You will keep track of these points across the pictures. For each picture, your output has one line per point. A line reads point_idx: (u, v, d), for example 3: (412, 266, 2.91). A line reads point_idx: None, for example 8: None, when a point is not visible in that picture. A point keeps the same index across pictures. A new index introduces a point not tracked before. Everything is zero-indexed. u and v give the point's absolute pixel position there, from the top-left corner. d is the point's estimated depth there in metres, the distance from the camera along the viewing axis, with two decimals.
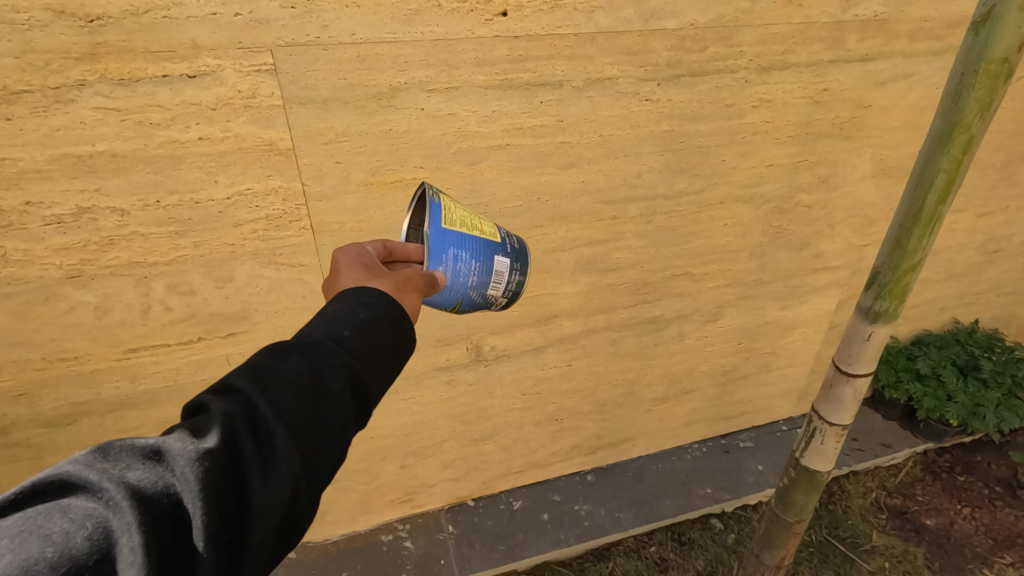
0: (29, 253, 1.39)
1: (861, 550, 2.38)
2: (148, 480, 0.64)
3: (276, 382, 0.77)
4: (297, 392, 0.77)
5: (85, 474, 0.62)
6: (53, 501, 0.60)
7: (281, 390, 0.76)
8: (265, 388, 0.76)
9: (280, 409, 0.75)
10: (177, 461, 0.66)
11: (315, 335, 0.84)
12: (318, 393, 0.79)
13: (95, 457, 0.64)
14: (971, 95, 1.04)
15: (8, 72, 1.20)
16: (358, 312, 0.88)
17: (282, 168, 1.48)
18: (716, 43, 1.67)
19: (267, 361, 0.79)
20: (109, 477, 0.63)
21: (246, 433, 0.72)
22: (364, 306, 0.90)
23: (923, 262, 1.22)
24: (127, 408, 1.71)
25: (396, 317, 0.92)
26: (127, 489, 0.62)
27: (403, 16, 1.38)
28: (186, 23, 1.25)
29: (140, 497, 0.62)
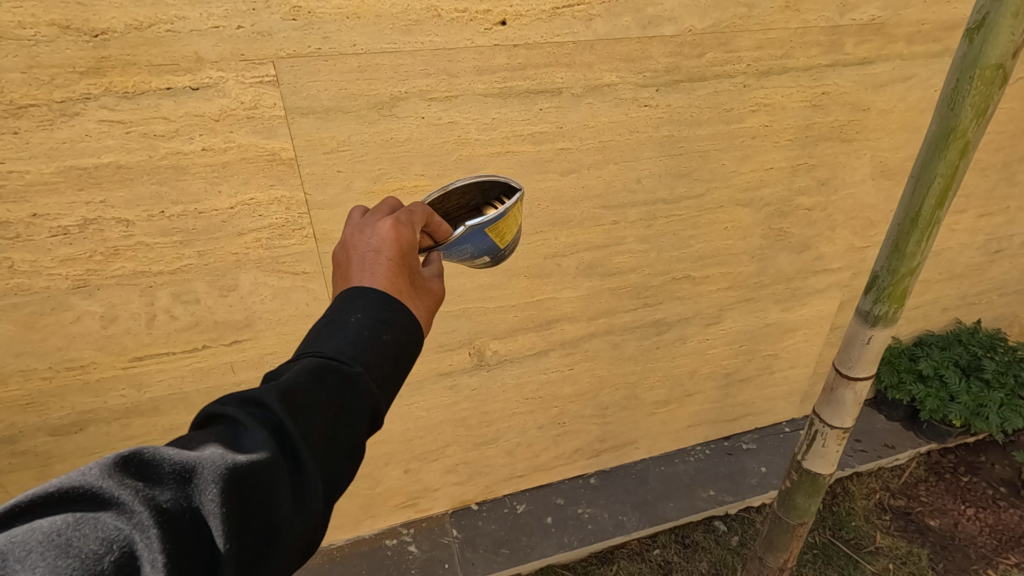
0: (36, 264, 1.41)
1: (865, 552, 2.38)
2: (177, 504, 0.65)
3: (306, 406, 0.76)
4: (323, 415, 0.77)
5: (116, 491, 0.63)
6: (82, 517, 0.61)
7: (308, 412, 0.76)
8: (296, 412, 0.75)
9: (307, 435, 0.75)
10: (205, 484, 0.66)
11: (341, 354, 0.83)
12: (343, 415, 0.79)
13: (125, 473, 0.65)
14: (966, 100, 1.05)
15: (15, 87, 1.21)
16: (382, 330, 0.87)
17: (285, 177, 1.49)
18: (714, 49, 1.68)
19: (297, 381, 0.78)
20: (140, 498, 0.63)
21: (276, 459, 0.72)
22: (389, 326, 0.88)
23: (922, 266, 1.23)
24: (133, 416, 1.73)
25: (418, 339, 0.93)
26: (157, 513, 0.63)
27: (403, 26, 1.39)
28: (189, 36, 1.27)
29: (168, 523, 0.63)
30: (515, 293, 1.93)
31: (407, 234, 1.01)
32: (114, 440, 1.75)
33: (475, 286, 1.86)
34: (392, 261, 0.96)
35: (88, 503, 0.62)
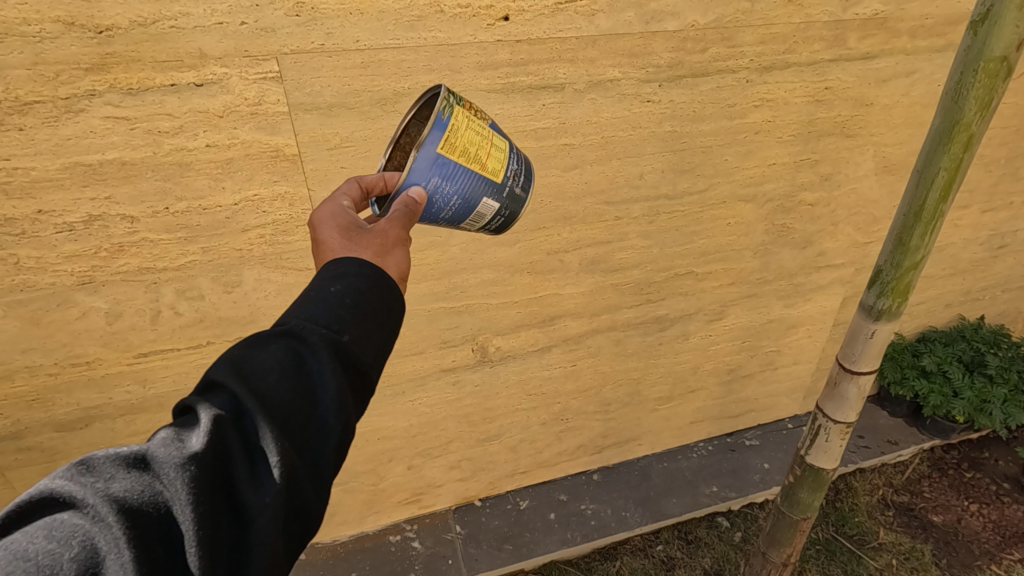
0: (42, 260, 1.41)
1: (868, 547, 2.38)
2: (134, 490, 0.66)
3: (256, 372, 0.78)
4: (276, 378, 0.78)
5: (71, 489, 0.65)
6: (43, 520, 0.63)
7: (260, 377, 0.78)
8: (243, 378, 0.77)
9: (261, 395, 0.76)
10: (160, 464, 0.68)
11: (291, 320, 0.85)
12: (299, 374, 0.80)
13: (82, 471, 0.67)
14: (970, 93, 1.04)
15: (20, 83, 1.22)
16: (329, 287, 0.89)
17: (289, 174, 1.50)
18: (717, 44, 1.68)
19: (242, 354, 0.80)
20: (94, 491, 0.65)
21: (231, 429, 0.73)
22: (337, 278, 0.90)
23: (925, 259, 1.23)
24: (138, 412, 1.74)
25: (375, 279, 0.93)
26: (112, 501, 0.64)
27: (406, 22, 1.40)
28: (192, 33, 1.27)
29: (127, 506, 0.65)
30: (518, 289, 1.93)
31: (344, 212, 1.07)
32: (119, 436, 1.76)
33: (478, 282, 1.86)
34: (324, 229, 1.01)
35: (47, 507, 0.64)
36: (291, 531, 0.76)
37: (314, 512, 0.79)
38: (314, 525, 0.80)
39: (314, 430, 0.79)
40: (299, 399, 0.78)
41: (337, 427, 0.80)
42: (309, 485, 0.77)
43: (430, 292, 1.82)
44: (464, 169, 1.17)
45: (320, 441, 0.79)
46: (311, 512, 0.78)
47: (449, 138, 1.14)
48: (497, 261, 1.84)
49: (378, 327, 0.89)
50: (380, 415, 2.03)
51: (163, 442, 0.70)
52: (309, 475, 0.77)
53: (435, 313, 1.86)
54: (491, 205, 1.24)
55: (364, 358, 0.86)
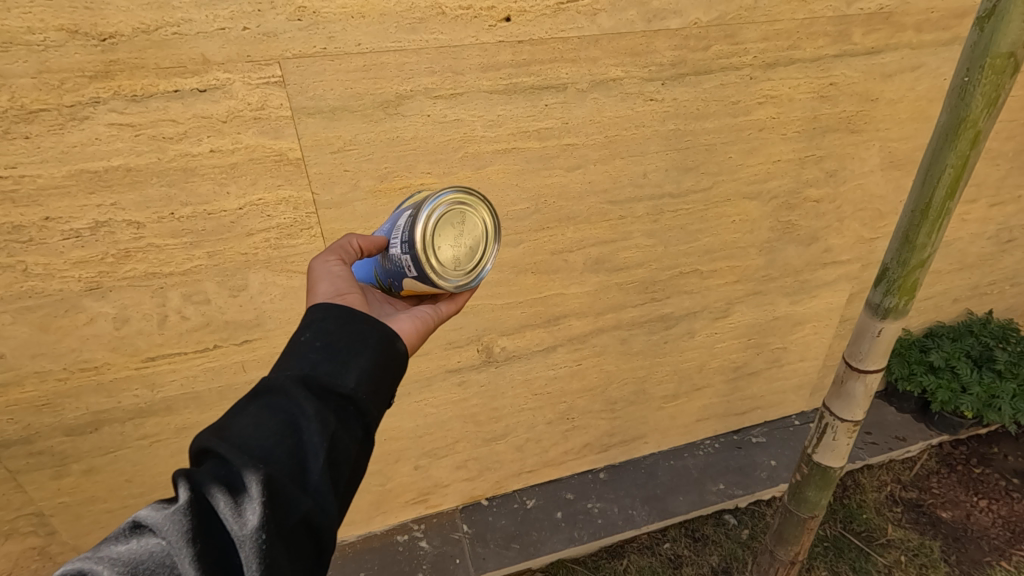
0: (50, 267, 1.43)
1: (876, 544, 2.37)
2: (134, 551, 0.72)
3: (231, 427, 0.84)
4: (248, 422, 0.84)
5: (79, 567, 0.71)
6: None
7: (235, 427, 0.84)
8: (220, 434, 0.83)
9: (238, 442, 0.81)
10: (151, 523, 0.74)
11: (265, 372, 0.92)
12: (273, 411, 0.85)
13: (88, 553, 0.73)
14: (977, 90, 1.04)
15: (25, 92, 1.23)
16: (299, 334, 0.96)
17: (293, 177, 1.50)
18: (720, 41, 1.67)
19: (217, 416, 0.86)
20: (99, 562, 0.71)
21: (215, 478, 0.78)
22: (307, 326, 0.98)
23: (932, 257, 1.22)
24: (146, 416, 1.75)
25: (344, 314, 0.99)
26: (112, 565, 0.71)
27: (408, 24, 1.40)
28: (195, 39, 1.28)
29: (128, 566, 0.70)
30: (523, 289, 1.93)
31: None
32: (128, 439, 1.78)
33: (482, 283, 1.86)
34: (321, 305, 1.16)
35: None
36: (302, 551, 0.80)
37: (320, 537, 0.82)
38: (330, 541, 0.83)
39: (297, 452, 0.83)
40: (276, 432, 0.83)
41: (323, 447, 0.84)
42: (309, 506, 0.80)
43: None
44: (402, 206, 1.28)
45: (310, 462, 0.83)
46: (319, 530, 0.81)
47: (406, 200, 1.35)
48: (502, 262, 1.84)
49: (354, 352, 0.95)
50: (386, 416, 2.04)
51: (153, 509, 0.76)
52: (306, 497, 0.81)
53: None
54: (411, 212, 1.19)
55: (344, 380, 0.91)
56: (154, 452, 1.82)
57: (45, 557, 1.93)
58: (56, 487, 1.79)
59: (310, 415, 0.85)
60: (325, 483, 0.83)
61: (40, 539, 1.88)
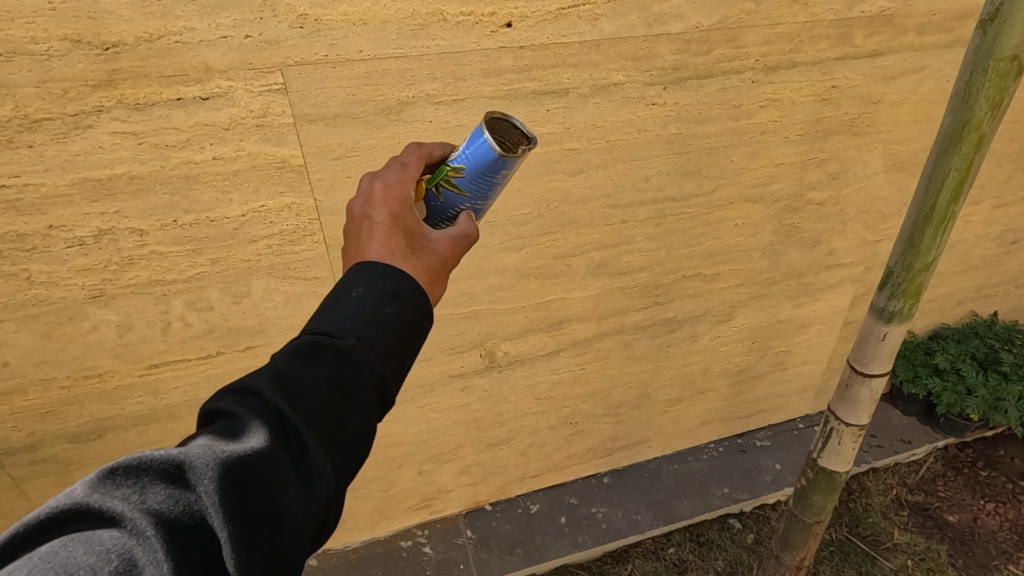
0: (53, 275, 1.43)
1: (883, 548, 2.36)
2: (172, 501, 0.66)
3: (301, 390, 0.78)
4: (321, 397, 0.78)
5: (106, 503, 0.64)
6: (80, 534, 0.62)
7: (306, 396, 0.78)
8: (290, 396, 0.77)
9: (306, 417, 0.77)
10: (197, 477, 0.67)
11: (340, 334, 0.83)
12: (346, 395, 0.80)
13: (114, 484, 0.65)
14: (980, 94, 1.03)
15: (29, 101, 1.23)
16: (383, 308, 0.86)
17: (295, 184, 1.50)
18: (722, 45, 1.67)
19: (288, 367, 0.79)
20: (133, 505, 0.64)
21: (276, 446, 0.73)
22: (390, 298, 0.87)
23: (937, 261, 1.21)
24: (150, 422, 1.75)
25: (419, 309, 0.90)
26: (151, 514, 0.64)
27: (409, 31, 1.40)
28: (198, 47, 1.28)
29: (167, 521, 0.64)
30: (525, 294, 1.93)
31: (399, 194, 1.02)
32: (132, 446, 1.78)
33: (485, 288, 1.86)
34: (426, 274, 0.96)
35: (84, 520, 0.63)
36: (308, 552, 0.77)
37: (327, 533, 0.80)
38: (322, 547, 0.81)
39: (347, 450, 0.80)
40: (341, 420, 0.79)
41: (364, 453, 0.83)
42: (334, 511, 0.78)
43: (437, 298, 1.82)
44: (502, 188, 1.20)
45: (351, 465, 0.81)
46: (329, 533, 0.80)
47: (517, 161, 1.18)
48: (504, 267, 1.84)
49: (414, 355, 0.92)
50: (390, 422, 2.04)
51: (207, 453, 0.68)
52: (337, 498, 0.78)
53: (442, 320, 1.86)
54: None
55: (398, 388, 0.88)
56: None
57: None
58: (60, 495, 1.79)
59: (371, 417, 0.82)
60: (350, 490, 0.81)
61: None
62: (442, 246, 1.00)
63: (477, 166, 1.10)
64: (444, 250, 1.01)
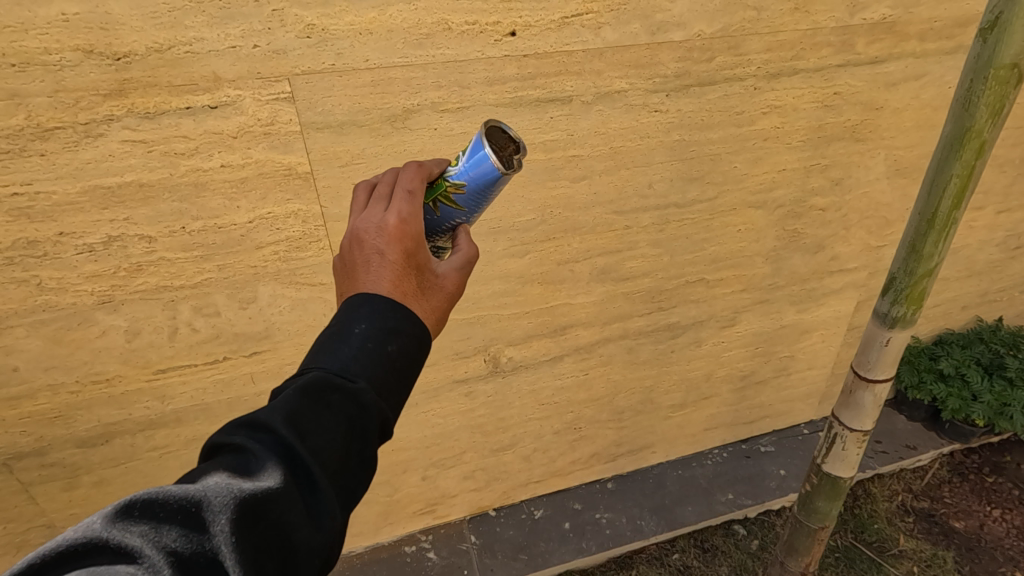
0: (63, 281, 1.45)
1: (889, 555, 2.35)
2: (188, 538, 0.67)
3: (312, 429, 0.78)
4: (331, 434, 0.79)
5: (125, 538, 0.65)
6: (98, 568, 0.63)
7: (317, 432, 0.78)
8: (302, 435, 0.77)
9: (318, 456, 0.77)
10: (214, 515, 0.69)
11: (349, 369, 0.83)
12: (356, 433, 0.81)
13: (131, 519, 0.67)
14: (981, 101, 1.04)
15: (41, 110, 1.25)
16: (386, 345, 0.87)
17: (302, 191, 1.52)
18: (724, 52, 1.68)
19: (299, 405, 0.78)
20: (151, 542, 0.66)
21: (287, 485, 0.74)
22: (393, 337, 0.87)
23: (939, 267, 1.22)
24: (157, 427, 1.77)
25: (421, 342, 0.92)
26: (168, 553, 0.65)
27: (415, 40, 1.42)
28: (207, 57, 1.30)
29: (183, 559, 0.66)
30: (529, 299, 1.94)
31: (415, 231, 0.98)
32: (139, 451, 1.79)
33: (489, 293, 1.87)
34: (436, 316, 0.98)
35: (103, 554, 0.65)
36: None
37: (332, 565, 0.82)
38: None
39: (354, 485, 0.81)
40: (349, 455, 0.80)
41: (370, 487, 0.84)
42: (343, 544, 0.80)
43: None
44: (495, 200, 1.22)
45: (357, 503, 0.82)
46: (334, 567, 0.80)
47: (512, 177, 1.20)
48: (508, 272, 1.85)
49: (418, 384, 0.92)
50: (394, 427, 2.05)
51: (222, 493, 0.70)
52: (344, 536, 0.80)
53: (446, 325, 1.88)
54: None
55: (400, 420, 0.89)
56: (164, 463, 1.84)
57: None
58: (68, 499, 1.80)
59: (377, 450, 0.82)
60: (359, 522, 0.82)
61: None
62: (449, 283, 1.03)
63: (478, 185, 1.11)
64: (451, 288, 1.03)
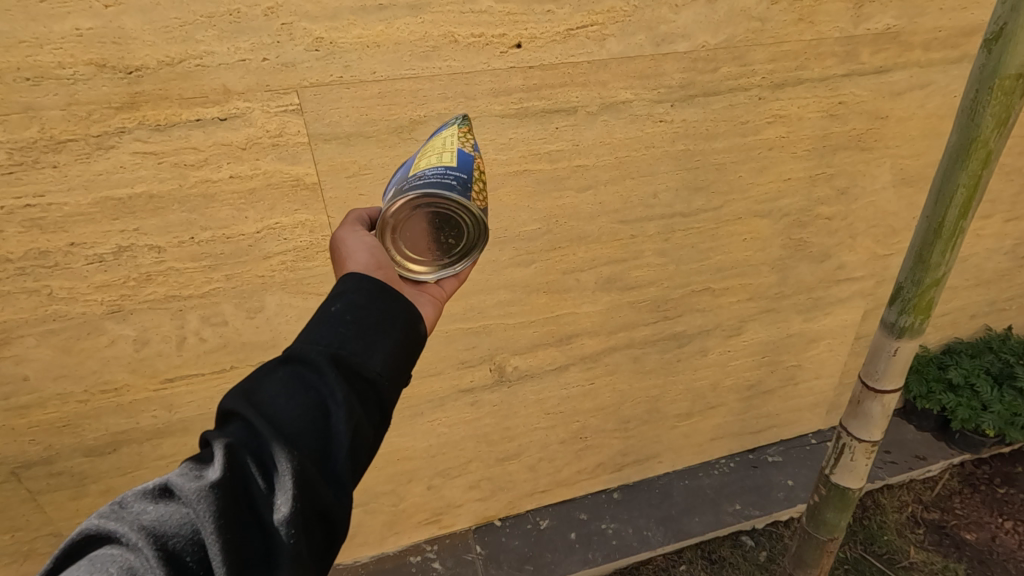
0: (74, 291, 1.46)
1: (899, 567, 2.33)
2: (161, 516, 0.73)
3: (264, 397, 0.84)
4: (280, 396, 0.84)
5: (104, 524, 0.72)
6: (86, 556, 0.71)
7: (266, 398, 0.84)
8: (253, 403, 0.84)
9: (269, 417, 0.82)
10: (180, 490, 0.75)
11: (296, 343, 0.91)
12: (309, 389, 0.85)
13: (113, 508, 0.74)
14: (987, 111, 1.04)
15: (55, 123, 1.27)
16: (330, 307, 0.94)
17: (309, 202, 1.53)
18: (728, 63, 1.69)
19: (251, 383, 0.87)
20: (127, 522, 0.72)
21: (241, 450, 0.79)
22: (334, 299, 0.96)
23: (947, 276, 1.21)
24: (164, 436, 1.78)
25: (372, 294, 0.97)
26: (141, 527, 0.71)
27: (421, 53, 1.43)
28: (217, 70, 1.32)
29: (158, 533, 0.71)
30: (535, 308, 1.94)
31: None
32: (146, 460, 1.80)
33: (495, 302, 1.88)
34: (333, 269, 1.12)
35: (91, 544, 0.72)
36: (316, 540, 0.81)
37: (338, 523, 0.83)
38: (342, 532, 0.85)
39: (322, 433, 0.83)
40: (304, 410, 0.84)
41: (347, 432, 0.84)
42: (329, 495, 0.82)
43: (448, 313, 1.84)
44: (410, 159, 1.20)
45: (335, 451, 0.83)
46: (334, 520, 0.82)
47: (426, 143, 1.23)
48: (514, 282, 1.86)
49: (381, 335, 0.94)
50: (400, 436, 2.05)
51: (184, 472, 0.77)
52: (327, 489, 0.81)
53: (452, 334, 1.89)
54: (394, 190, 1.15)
55: (369, 364, 0.90)
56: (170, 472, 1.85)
57: None
58: (75, 508, 1.81)
59: (339, 400, 0.85)
60: (347, 473, 0.84)
61: None
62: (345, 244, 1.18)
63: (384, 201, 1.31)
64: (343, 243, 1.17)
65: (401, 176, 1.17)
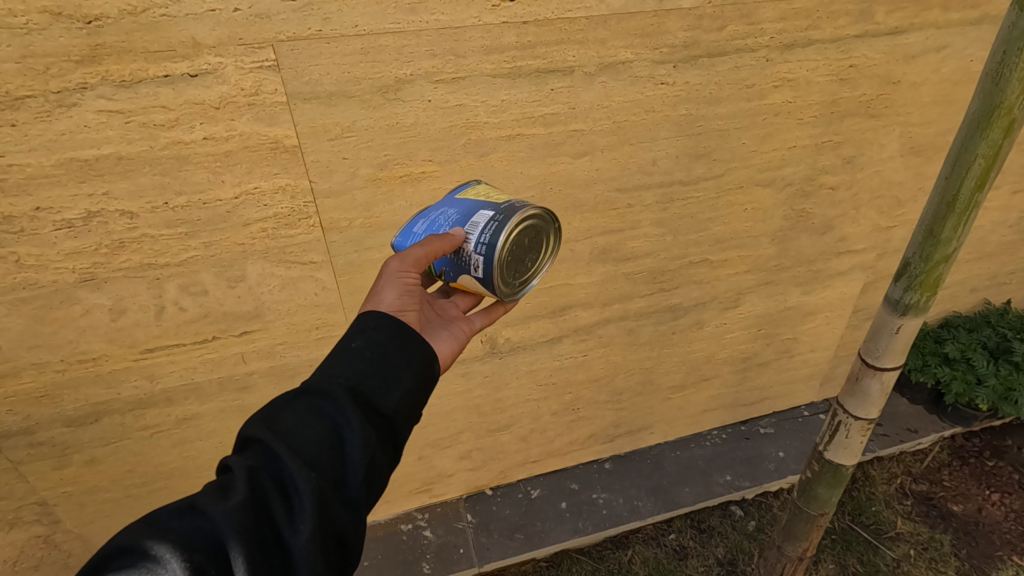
0: (42, 258, 1.40)
1: (885, 537, 2.35)
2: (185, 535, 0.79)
3: (285, 426, 0.92)
4: (302, 424, 0.92)
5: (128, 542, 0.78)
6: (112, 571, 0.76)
7: (288, 426, 0.92)
8: (275, 431, 0.91)
9: (289, 444, 0.90)
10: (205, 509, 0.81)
11: (318, 374, 0.99)
12: (328, 419, 0.93)
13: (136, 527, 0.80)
14: (1013, 75, 0.96)
15: (9, 77, 1.18)
16: (352, 341, 1.03)
17: (289, 166, 1.45)
18: (736, 21, 1.59)
19: (273, 412, 0.94)
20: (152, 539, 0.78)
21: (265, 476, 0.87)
22: (356, 334, 1.04)
23: (957, 252, 1.16)
24: (147, 406, 1.74)
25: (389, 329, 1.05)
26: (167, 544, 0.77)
27: (407, 5, 1.33)
28: (185, 21, 1.22)
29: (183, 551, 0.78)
30: None
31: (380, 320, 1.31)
32: (129, 430, 1.77)
33: None
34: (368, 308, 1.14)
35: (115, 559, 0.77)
36: (331, 563, 0.88)
37: (350, 546, 0.90)
38: (351, 556, 0.92)
39: (338, 461, 0.91)
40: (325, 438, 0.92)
41: (365, 461, 0.92)
42: (344, 520, 0.89)
43: None
44: (466, 201, 1.31)
45: (350, 477, 0.91)
46: (347, 543, 0.90)
47: (471, 190, 1.37)
48: None
49: (398, 369, 1.02)
50: None
51: (208, 496, 0.83)
52: (342, 515, 0.89)
53: None
54: (482, 216, 1.22)
55: (387, 398, 0.98)
56: (156, 441, 1.82)
57: (51, 545, 1.94)
58: (59, 477, 1.79)
59: (359, 429, 0.93)
60: (361, 498, 0.91)
61: (44, 527, 1.90)
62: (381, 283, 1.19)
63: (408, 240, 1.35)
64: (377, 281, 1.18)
65: (475, 207, 1.26)
